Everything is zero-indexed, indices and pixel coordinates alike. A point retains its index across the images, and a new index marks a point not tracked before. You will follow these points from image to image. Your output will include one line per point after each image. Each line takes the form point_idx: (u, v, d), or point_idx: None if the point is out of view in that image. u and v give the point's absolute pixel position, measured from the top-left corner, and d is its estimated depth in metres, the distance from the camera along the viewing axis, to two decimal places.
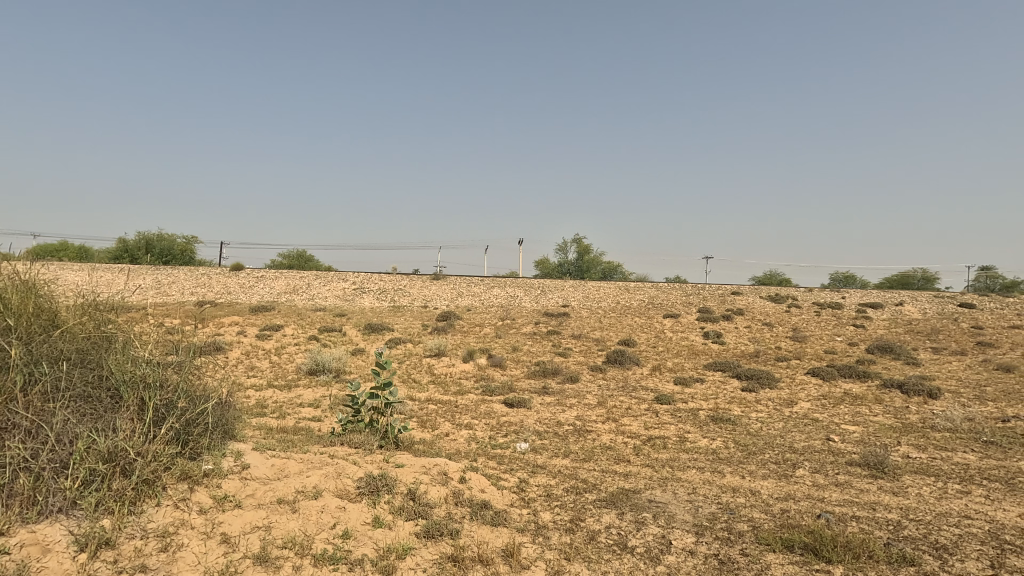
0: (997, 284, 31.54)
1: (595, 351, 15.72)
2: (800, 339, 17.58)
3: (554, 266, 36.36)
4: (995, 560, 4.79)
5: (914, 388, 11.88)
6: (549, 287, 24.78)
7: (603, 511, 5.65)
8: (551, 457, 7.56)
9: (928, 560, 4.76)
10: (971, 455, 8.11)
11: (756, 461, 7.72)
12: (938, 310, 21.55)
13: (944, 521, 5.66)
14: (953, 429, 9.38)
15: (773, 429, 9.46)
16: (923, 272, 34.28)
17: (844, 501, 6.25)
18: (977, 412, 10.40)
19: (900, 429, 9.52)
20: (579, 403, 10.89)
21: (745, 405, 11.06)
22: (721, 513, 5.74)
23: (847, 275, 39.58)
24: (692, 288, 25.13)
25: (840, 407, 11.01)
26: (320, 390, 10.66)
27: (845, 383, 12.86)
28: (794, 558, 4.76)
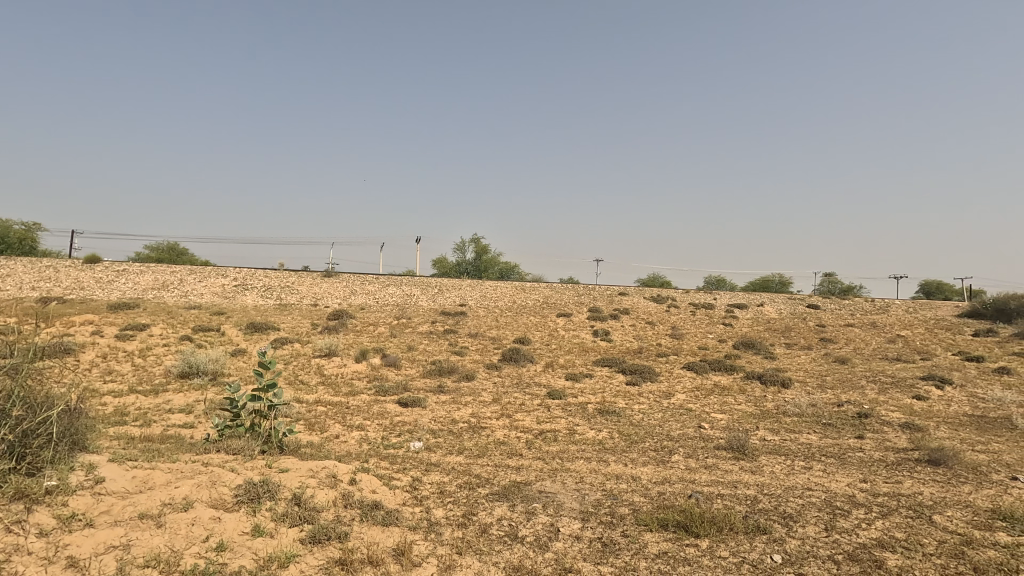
0: (836, 288, 36.57)
1: (491, 350, 15.93)
2: (678, 337, 19.12)
3: (452, 266, 36.28)
4: (829, 523, 5.58)
5: (771, 378, 13.40)
6: (446, 286, 24.68)
7: (495, 504, 5.78)
8: (445, 454, 7.57)
9: (777, 528, 5.43)
10: (813, 436, 9.34)
11: (637, 449, 8.28)
12: (791, 310, 24.47)
13: (791, 493, 6.48)
14: (800, 414, 10.76)
15: (653, 419, 10.22)
16: (780, 277, 38.70)
17: (712, 481, 6.92)
18: (819, 399, 12.00)
19: (758, 415, 10.73)
20: (473, 400, 10.98)
21: (629, 398, 11.81)
22: (605, 499, 6.10)
23: (718, 279, 43.71)
24: (584, 288, 26.30)
25: (710, 397, 12.15)
26: (193, 394, 9.76)
27: (715, 376, 14.19)
28: (668, 535, 5.20)
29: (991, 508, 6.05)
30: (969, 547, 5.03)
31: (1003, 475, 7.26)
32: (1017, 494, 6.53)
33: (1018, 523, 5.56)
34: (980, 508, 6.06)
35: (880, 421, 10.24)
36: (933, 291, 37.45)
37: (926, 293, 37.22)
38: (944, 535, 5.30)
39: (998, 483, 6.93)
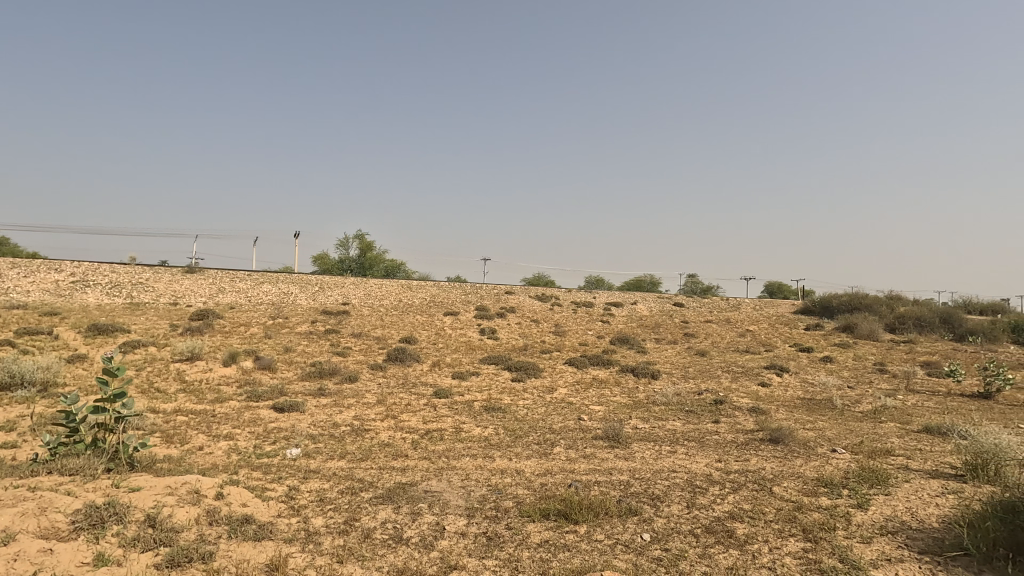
0: (698, 288, 40.52)
1: (375, 350, 15.48)
2: (561, 334, 19.99)
3: (334, 262, 34.67)
4: (690, 501, 6.19)
5: (642, 371, 14.51)
6: (327, 284, 23.53)
7: (378, 508, 5.63)
8: (325, 460, 7.22)
9: (646, 509, 5.91)
10: (678, 422, 10.27)
11: (522, 443, 8.53)
12: (660, 308, 26.67)
13: (658, 476, 7.08)
14: (666, 402, 11.78)
15: (537, 413, 10.61)
16: (651, 278, 42.02)
17: (590, 469, 7.34)
18: (683, 388, 13.24)
19: (631, 405, 11.58)
20: (356, 403, 10.58)
21: (514, 394, 12.10)
22: (490, 494, 6.21)
23: (597, 279, 46.38)
24: (471, 287, 26.45)
25: (589, 390, 12.88)
26: (16, 409, 8.34)
27: (594, 370, 15.02)
28: (550, 524, 5.44)
29: (816, 477, 7.09)
30: (800, 511, 5.85)
31: (825, 448, 8.54)
32: (835, 463, 7.71)
33: (836, 488, 6.58)
34: (808, 477, 7.06)
35: (732, 406, 11.53)
36: (774, 291, 42.94)
37: (770, 293, 42.52)
38: (781, 503, 6.12)
39: (822, 455, 8.13)
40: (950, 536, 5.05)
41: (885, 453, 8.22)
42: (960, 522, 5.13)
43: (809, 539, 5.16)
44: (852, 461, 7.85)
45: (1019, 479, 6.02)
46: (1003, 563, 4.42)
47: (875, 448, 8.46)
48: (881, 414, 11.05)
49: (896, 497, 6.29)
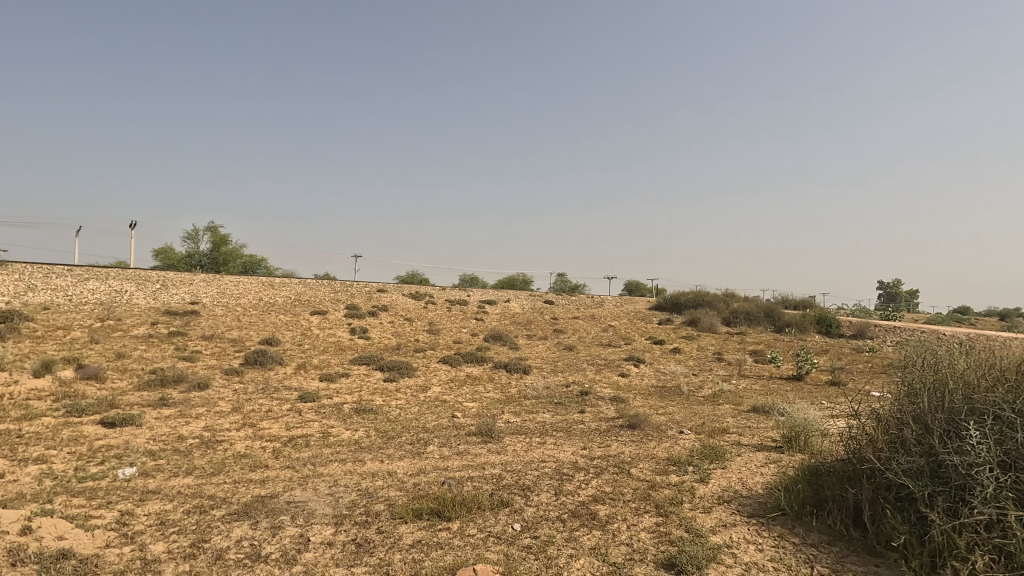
0: (566, 286, 42.74)
1: (230, 353, 14.12)
2: (435, 332, 19.87)
3: (181, 257, 31.04)
4: (558, 488, 6.49)
5: (514, 366, 14.93)
6: (172, 281, 20.97)
7: (232, 525, 5.12)
8: (168, 478, 6.41)
9: (517, 499, 6.08)
10: (547, 414, 10.72)
11: (394, 444, 8.32)
12: (532, 305, 27.66)
13: (529, 467, 7.33)
14: (537, 396, 12.24)
15: (410, 413, 10.41)
16: (523, 276, 43.46)
17: (463, 466, 7.37)
18: (552, 381, 13.86)
19: (503, 400, 11.84)
20: (207, 412, 9.54)
21: (386, 395, 11.76)
22: (360, 499, 5.96)
23: (472, 277, 46.88)
24: (341, 285, 25.23)
25: (463, 387, 12.94)
26: None
27: (468, 367, 15.13)
28: (422, 524, 5.36)
29: (667, 457, 7.81)
30: (653, 490, 6.40)
31: (675, 431, 9.46)
32: (683, 444, 8.57)
33: (683, 466, 7.33)
34: (661, 457, 7.76)
35: (596, 396, 12.30)
36: (633, 289, 46.62)
37: (629, 291, 46.10)
38: (637, 483, 6.67)
39: (671, 437, 9.02)
40: (772, 499, 5.89)
41: (722, 432, 9.32)
42: (778, 487, 6.02)
43: (660, 514, 5.66)
44: (696, 441, 8.79)
45: (821, 446, 7.18)
46: (809, 517, 5.30)
47: (714, 428, 9.58)
48: (719, 397, 12.51)
49: (730, 470, 7.17)
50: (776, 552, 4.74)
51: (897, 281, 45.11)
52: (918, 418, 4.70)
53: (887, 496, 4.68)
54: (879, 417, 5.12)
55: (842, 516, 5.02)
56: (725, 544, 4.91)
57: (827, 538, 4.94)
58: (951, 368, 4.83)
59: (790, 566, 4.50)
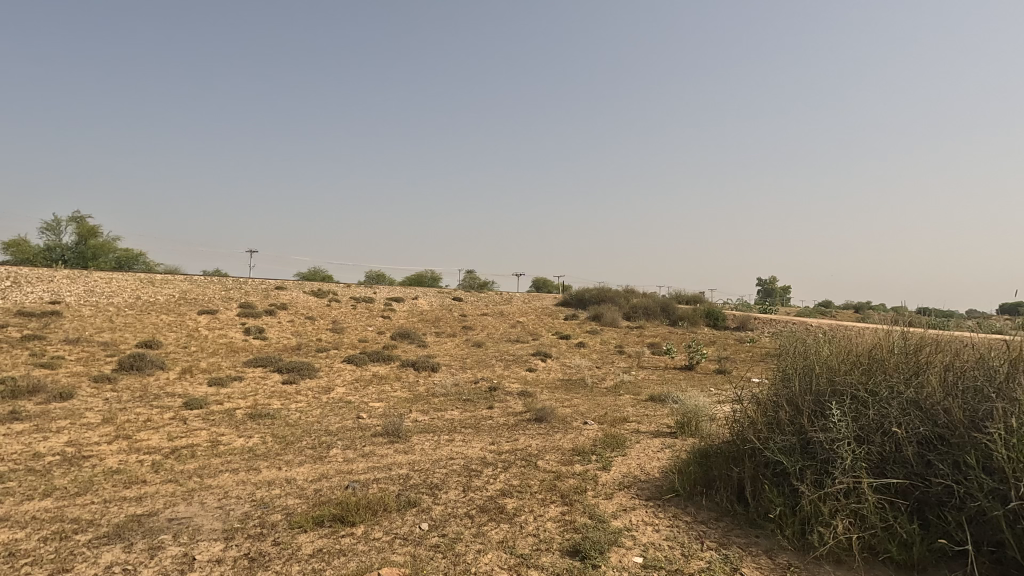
0: (475, 283, 42.83)
1: (101, 359, 12.60)
2: (339, 331, 19.05)
3: (39, 251, 27.27)
4: (466, 484, 6.44)
5: (423, 364, 14.69)
6: (26, 277, 18.34)
7: (101, 550, 4.54)
8: (21, 503, 5.57)
9: (425, 499, 5.95)
10: (456, 411, 10.63)
11: (293, 450, 7.83)
12: (440, 302, 27.37)
13: (437, 465, 7.21)
14: (446, 393, 12.11)
15: (311, 416, 9.87)
16: (432, 273, 42.94)
17: (368, 468, 7.09)
18: (461, 378, 13.78)
19: (411, 399, 11.59)
20: (71, 425, 8.43)
21: (285, 398, 11.07)
22: (254, 510, 5.54)
23: (379, 275, 45.61)
24: (233, 282, 23.42)
25: (369, 387, 12.50)
26: None
27: (374, 366, 14.66)
28: (323, 531, 5.08)
29: (572, 447, 8.04)
30: (559, 480, 6.55)
31: (579, 422, 9.77)
32: (587, 434, 8.87)
33: (587, 455, 7.58)
34: (566, 448, 7.97)
35: (505, 392, 12.41)
36: (540, 286, 47.72)
37: (536, 288, 47.03)
38: (544, 474, 6.79)
39: (576, 428, 9.31)
40: (667, 481, 6.25)
41: (623, 422, 9.76)
42: (673, 469, 6.40)
43: (566, 503, 5.80)
44: (599, 431, 9.14)
45: (710, 430, 7.73)
46: (700, 496, 5.68)
47: (615, 418, 10.01)
48: (620, 388, 13.12)
49: (630, 456, 7.52)
50: (671, 532, 5.02)
51: (773, 278, 49.96)
52: (791, 401, 5.20)
53: (766, 473, 5.13)
54: (758, 401, 5.61)
55: (728, 493, 5.44)
56: (625, 528, 5.12)
57: (715, 514, 5.32)
58: (818, 355, 5.41)
59: (683, 543, 4.77)
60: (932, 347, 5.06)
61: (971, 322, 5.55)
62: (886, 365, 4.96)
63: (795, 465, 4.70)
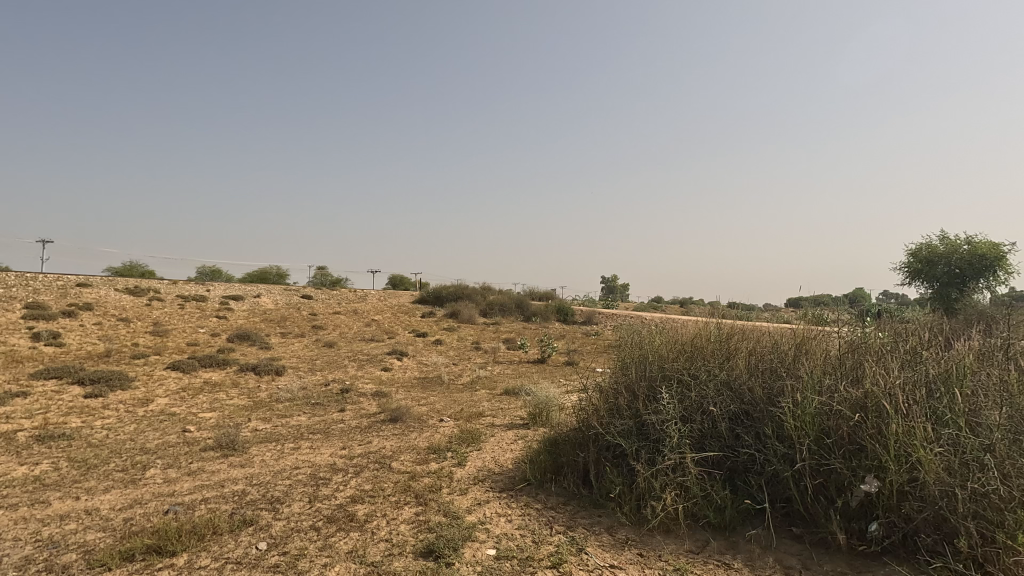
0: (327, 280, 40.44)
1: None
2: (161, 334, 16.61)
3: None
4: (313, 495, 5.95)
5: (265, 368, 13.39)
6: None
7: None
8: None
9: (264, 515, 5.36)
10: (303, 417, 9.83)
11: (97, 475, 6.58)
12: (287, 301, 25.30)
13: (279, 477, 6.56)
14: (292, 398, 11.15)
15: (122, 433, 8.41)
16: (277, 270, 39.61)
17: (195, 487, 6.21)
18: (309, 381, 12.82)
19: (251, 406, 10.47)
20: None
21: (87, 414, 9.30)
22: (37, 553, 4.51)
23: (213, 271, 40.84)
24: (15, 278, 19.21)
25: (199, 396, 11.04)
26: None
27: (206, 373, 13.00)
28: (134, 567, 4.30)
29: (428, 446, 7.86)
30: (413, 480, 6.34)
31: (435, 420, 9.62)
32: (443, 431, 8.76)
33: (442, 452, 7.47)
34: (422, 447, 7.78)
35: (358, 393, 11.80)
36: (397, 283, 46.59)
37: (393, 285, 45.76)
38: (398, 476, 6.53)
39: (432, 426, 9.15)
40: (519, 472, 6.41)
41: (479, 416, 9.83)
42: (525, 460, 6.59)
43: (420, 503, 5.62)
44: (455, 427, 9.08)
45: (559, 419, 8.10)
46: (549, 483, 5.90)
47: (471, 413, 10.05)
48: (477, 384, 13.23)
49: (485, 450, 7.57)
50: (523, 520, 5.11)
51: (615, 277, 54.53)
52: (628, 388, 5.63)
53: (607, 455, 5.46)
54: (600, 389, 5.96)
55: (574, 477, 5.72)
56: (479, 522, 5.10)
57: (562, 498, 5.55)
58: (651, 345, 5.92)
59: (534, 530, 4.88)
60: (738, 335, 5.84)
61: (767, 314, 6.52)
62: (704, 351, 5.60)
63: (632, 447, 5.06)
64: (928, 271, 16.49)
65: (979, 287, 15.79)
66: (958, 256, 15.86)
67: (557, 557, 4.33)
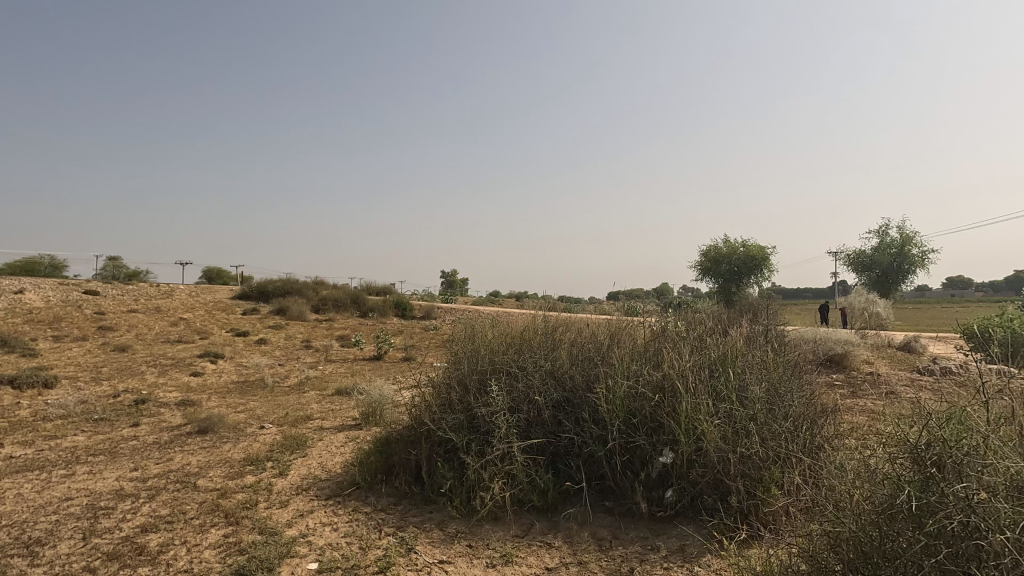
0: (121, 274, 34.34)
1: None
2: None
3: None
4: (88, 530, 4.89)
5: (28, 380, 10.82)
6: None
7: None
8: None
9: (14, 564, 4.25)
10: (80, 436, 8.12)
11: None
12: (62, 298, 20.86)
13: (40, 514, 5.28)
14: (65, 415, 9.15)
15: None
16: (48, 260, 32.49)
17: None
18: (92, 393, 10.66)
19: (3, 429, 8.35)
20: None
21: None
22: None
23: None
24: None
25: None
26: None
27: None
28: None
29: (244, 457, 7.00)
30: (224, 498, 5.57)
31: (254, 427, 8.65)
32: (263, 440, 7.90)
33: (261, 463, 6.71)
34: (237, 460, 6.91)
35: (158, 403, 10.14)
36: (212, 277, 41.38)
37: (209, 279, 40.59)
38: (204, 495, 5.69)
39: (250, 435, 8.20)
40: (347, 476, 6.01)
41: (306, 420, 9.08)
42: (354, 463, 6.20)
43: (230, 523, 4.95)
44: (278, 434, 8.26)
45: (393, 417, 7.83)
46: (380, 485, 5.62)
47: (297, 417, 9.24)
48: (305, 385, 12.26)
49: (311, 457, 6.97)
50: (349, 527, 4.77)
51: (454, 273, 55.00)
52: (461, 381, 5.60)
53: (439, 450, 5.35)
54: (433, 384, 5.82)
55: (406, 476, 5.51)
56: (300, 535, 4.65)
57: (393, 499, 5.32)
58: (482, 338, 5.97)
59: (361, 536, 4.59)
60: (563, 327, 6.17)
61: (590, 307, 6.99)
62: (532, 343, 5.80)
63: (463, 441, 5.01)
64: (715, 268, 19.43)
65: (751, 283, 19.08)
66: (736, 256, 18.96)
67: (384, 560, 4.11)
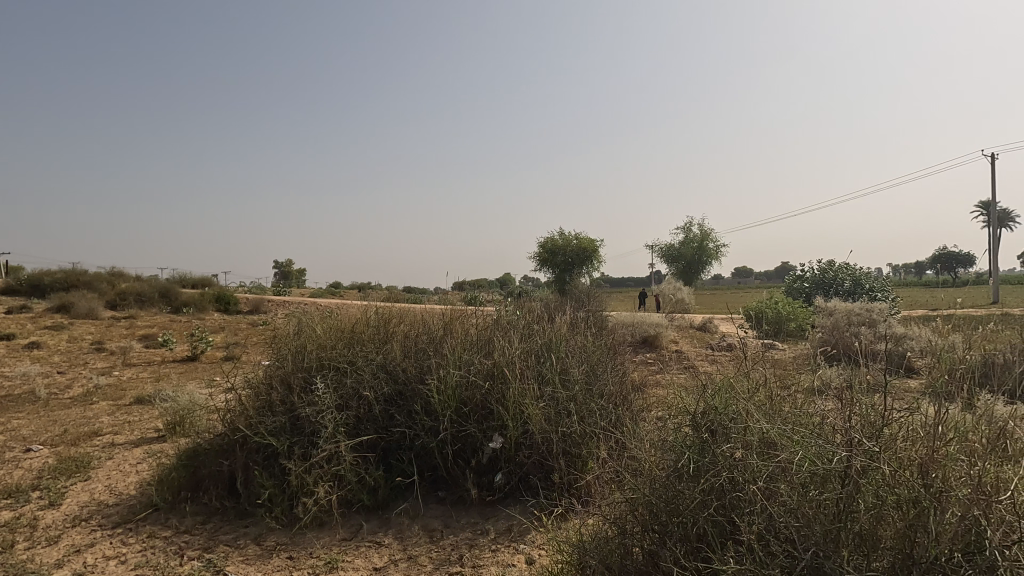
0: None
1: None
2: None
3: None
4: None
5: None
6: None
7: None
8: None
9: None
10: None
11: None
12: None
13: None
14: None
15: None
16: None
17: None
18: None
19: None
20: None
21: None
22: None
23: None
24: None
25: None
26: None
27: None
28: None
29: None
30: None
31: (16, 451, 6.93)
32: (27, 465, 6.37)
33: (22, 494, 5.38)
34: None
35: None
36: None
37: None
38: None
39: (9, 461, 6.56)
40: (143, 498, 5.07)
41: (91, 437, 7.55)
42: (152, 482, 5.26)
43: None
44: (50, 456, 6.73)
45: (206, 425, 6.85)
46: (184, 503, 4.82)
47: (80, 434, 7.65)
48: (94, 395, 10.25)
49: (96, 480, 5.78)
50: (142, 558, 4.02)
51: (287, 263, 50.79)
52: (283, 380, 5.02)
53: (256, 459, 4.65)
54: (251, 385, 5.11)
55: (217, 491, 4.79)
56: None
57: (200, 518, 4.61)
58: (310, 332, 5.41)
59: (156, 565, 3.88)
60: (398, 318, 5.89)
61: (433, 297, 6.82)
62: (363, 337, 5.43)
63: (284, 445, 4.49)
64: (550, 259, 20.53)
65: (581, 273, 20.54)
66: (569, 248, 20.26)
67: None
